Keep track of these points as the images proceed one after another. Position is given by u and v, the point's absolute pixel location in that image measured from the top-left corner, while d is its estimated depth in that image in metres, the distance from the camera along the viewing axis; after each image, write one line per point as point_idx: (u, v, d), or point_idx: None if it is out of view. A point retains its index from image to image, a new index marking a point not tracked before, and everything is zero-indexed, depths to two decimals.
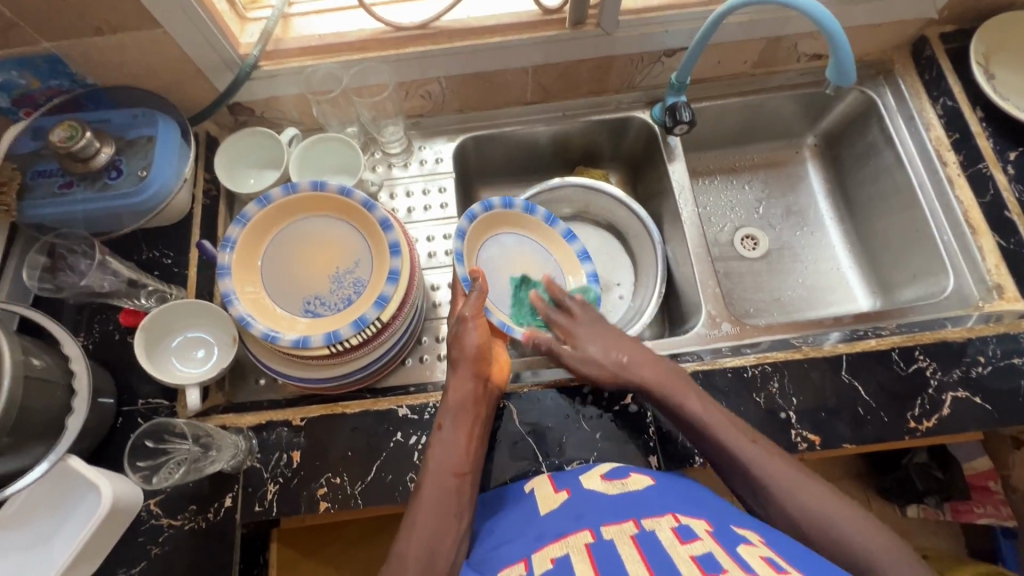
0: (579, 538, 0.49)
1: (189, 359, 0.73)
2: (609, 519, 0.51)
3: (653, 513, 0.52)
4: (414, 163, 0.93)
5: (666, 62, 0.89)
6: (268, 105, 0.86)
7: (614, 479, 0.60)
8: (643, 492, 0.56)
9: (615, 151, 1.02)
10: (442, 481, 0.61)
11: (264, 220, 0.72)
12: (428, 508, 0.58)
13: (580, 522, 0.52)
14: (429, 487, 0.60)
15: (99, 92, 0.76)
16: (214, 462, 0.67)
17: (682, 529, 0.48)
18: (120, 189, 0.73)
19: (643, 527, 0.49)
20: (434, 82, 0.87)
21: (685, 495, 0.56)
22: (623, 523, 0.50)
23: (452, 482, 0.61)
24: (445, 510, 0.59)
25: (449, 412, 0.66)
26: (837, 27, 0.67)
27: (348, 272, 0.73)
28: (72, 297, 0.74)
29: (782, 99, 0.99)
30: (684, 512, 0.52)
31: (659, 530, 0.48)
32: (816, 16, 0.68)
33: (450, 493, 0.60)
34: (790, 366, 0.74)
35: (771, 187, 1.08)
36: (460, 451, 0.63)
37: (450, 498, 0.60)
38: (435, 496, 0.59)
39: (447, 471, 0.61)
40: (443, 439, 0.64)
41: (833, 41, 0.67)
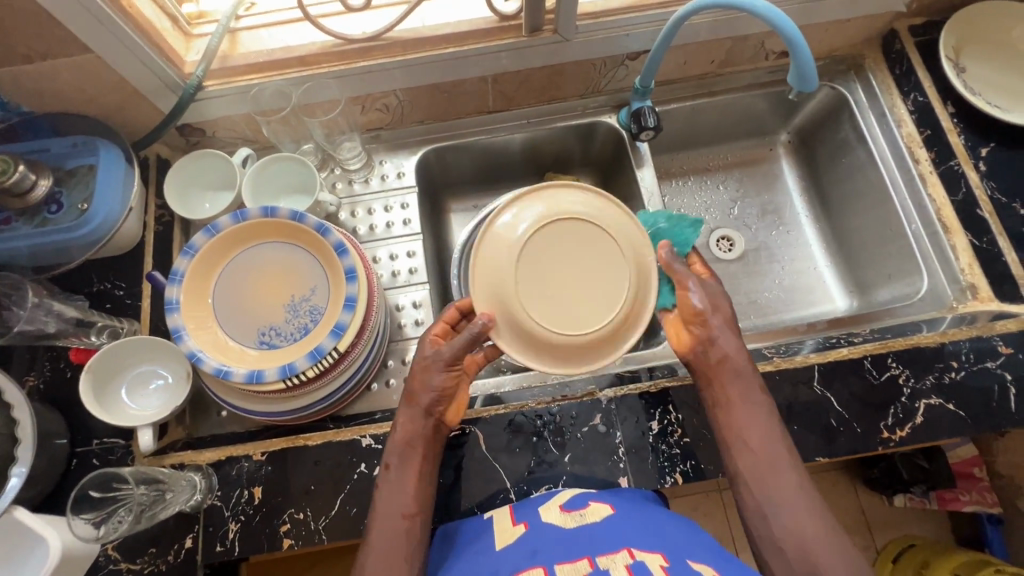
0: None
1: (144, 396, 0.71)
2: (564, 557, 0.50)
3: (609, 548, 0.50)
4: (376, 178, 0.90)
5: (630, 65, 0.87)
6: (219, 125, 0.83)
7: (572, 510, 0.58)
8: (600, 524, 0.55)
9: (584, 156, 1.00)
10: (390, 525, 0.58)
11: (213, 250, 0.69)
12: (377, 554, 0.57)
13: (534, 559, 0.51)
14: (378, 531, 0.58)
15: (36, 120, 0.73)
16: (167, 508, 0.65)
17: (637, 566, 0.47)
18: (61, 223, 0.70)
19: (598, 567, 0.47)
20: (390, 95, 0.84)
21: (643, 526, 0.55)
22: (577, 561, 0.49)
23: (403, 525, 0.59)
24: (395, 558, 0.57)
25: (398, 452, 0.63)
26: (796, 31, 0.65)
27: (304, 300, 0.71)
28: (13, 341, 0.71)
29: (753, 98, 0.96)
30: (640, 546, 0.51)
31: (613, 569, 0.47)
32: (774, 20, 0.66)
33: (398, 540, 0.58)
34: (762, 378, 0.72)
35: (745, 186, 1.06)
36: (410, 493, 0.61)
37: (399, 544, 0.57)
38: (384, 541, 0.58)
39: (398, 514, 0.59)
40: (390, 482, 0.61)
41: (792, 46, 0.65)
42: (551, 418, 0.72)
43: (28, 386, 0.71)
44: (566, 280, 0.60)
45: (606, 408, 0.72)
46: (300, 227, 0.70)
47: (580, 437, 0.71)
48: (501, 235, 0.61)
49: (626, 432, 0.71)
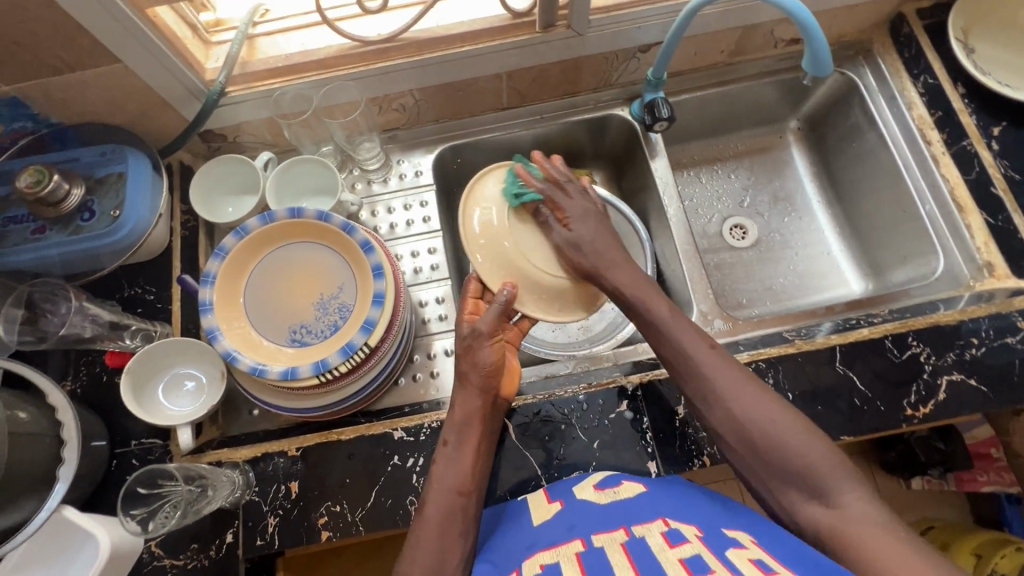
0: (570, 546, 0.50)
1: (179, 396, 0.73)
2: (601, 528, 0.52)
3: (644, 519, 0.52)
4: (393, 178, 0.92)
5: (642, 57, 0.88)
6: (240, 130, 0.84)
7: (605, 488, 0.60)
8: (635, 499, 0.56)
9: (597, 148, 1.01)
10: (447, 498, 0.60)
11: (243, 252, 0.71)
12: (433, 526, 0.57)
13: (571, 532, 0.52)
14: (434, 504, 0.59)
15: (65, 130, 0.75)
16: (212, 501, 0.67)
17: (672, 533, 0.49)
18: (93, 230, 0.72)
19: (634, 535, 0.49)
20: (407, 95, 0.85)
21: (678, 501, 0.57)
22: (614, 531, 0.50)
23: (458, 500, 0.60)
24: (451, 529, 0.58)
25: (453, 426, 0.65)
26: (811, 17, 0.66)
27: (332, 298, 0.73)
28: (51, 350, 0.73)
29: (762, 86, 0.97)
30: (674, 517, 0.53)
31: (649, 536, 0.48)
32: (789, 7, 0.67)
33: (456, 510, 0.59)
34: (785, 361, 0.74)
35: (756, 173, 1.07)
36: (468, 470, 0.63)
37: (455, 516, 0.59)
38: (440, 514, 0.59)
39: (454, 489, 0.61)
40: (447, 456, 0.63)
41: (807, 32, 0.66)
42: (578, 406, 0.73)
43: (66, 391, 0.73)
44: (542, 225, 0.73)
45: (632, 394, 0.73)
46: (325, 225, 0.71)
47: (607, 424, 0.72)
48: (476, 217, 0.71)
49: (652, 418, 0.72)
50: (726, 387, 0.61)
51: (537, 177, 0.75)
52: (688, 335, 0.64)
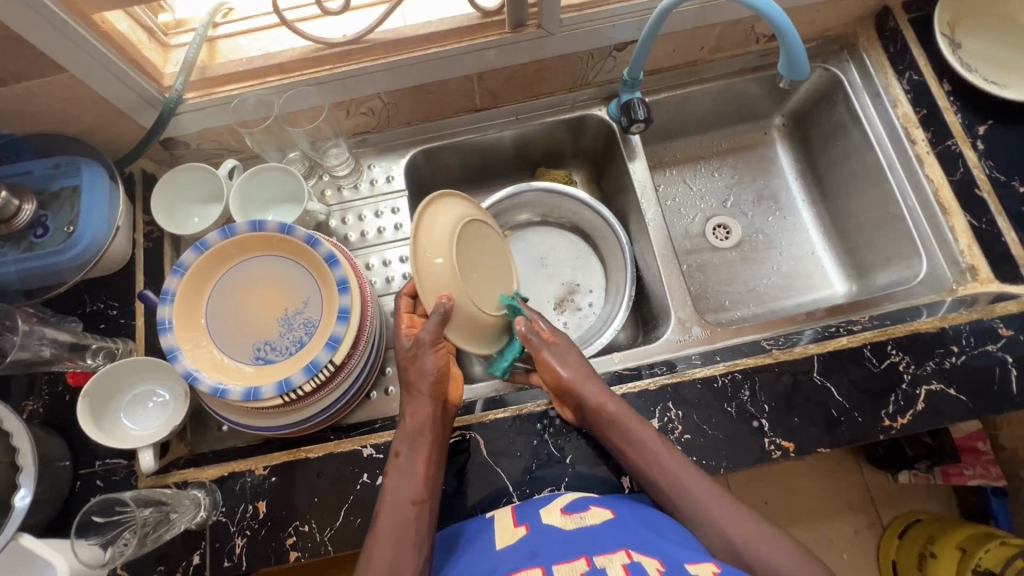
0: (529, 574, 0.49)
1: (143, 414, 0.72)
2: (562, 557, 0.50)
3: (607, 549, 0.51)
4: (364, 183, 0.89)
5: (618, 55, 0.85)
6: (203, 137, 0.81)
7: (572, 513, 0.59)
8: (600, 527, 0.55)
9: (576, 149, 0.99)
10: (400, 510, 0.60)
11: (203, 267, 0.69)
12: (385, 541, 0.57)
13: (534, 559, 0.51)
14: (386, 517, 0.59)
15: (17, 142, 0.72)
16: (173, 527, 0.65)
17: (633, 567, 0.47)
18: (47, 247, 0.70)
19: (595, 566, 0.48)
20: (375, 98, 0.82)
21: (645, 530, 0.56)
22: (575, 560, 0.49)
23: (410, 511, 0.60)
24: (404, 544, 0.57)
25: (403, 435, 0.65)
26: (787, 18, 0.63)
27: (298, 313, 0.71)
28: (10, 370, 0.71)
29: (744, 83, 0.95)
30: (637, 549, 0.51)
31: (610, 568, 0.47)
32: (763, 8, 0.64)
33: (408, 523, 0.59)
34: (762, 371, 0.72)
35: (740, 172, 1.05)
36: (420, 478, 0.62)
37: (408, 529, 0.58)
38: (392, 526, 0.59)
39: (405, 500, 0.60)
40: (400, 467, 0.63)
41: (782, 34, 0.63)
42: (551, 420, 0.72)
43: (27, 411, 0.71)
44: (481, 266, 0.70)
45: None
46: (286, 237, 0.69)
47: (581, 439, 0.71)
48: (429, 242, 0.64)
49: None
50: (680, 473, 0.62)
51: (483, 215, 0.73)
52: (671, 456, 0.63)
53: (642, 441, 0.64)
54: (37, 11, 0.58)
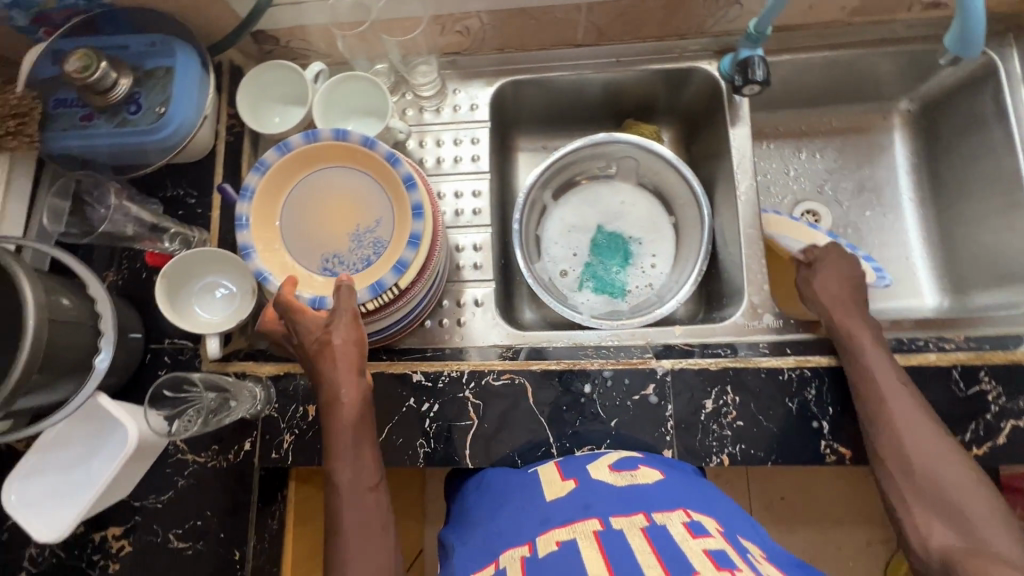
0: (587, 525, 0.51)
1: (212, 304, 0.74)
2: (619, 510, 0.52)
3: (664, 506, 0.53)
4: (447, 108, 0.85)
5: (746, 4, 0.75)
6: (293, 34, 0.79)
7: (622, 470, 0.59)
8: (652, 486, 0.56)
9: (672, 103, 0.92)
10: (359, 499, 0.60)
11: (283, 168, 0.69)
12: (358, 531, 0.58)
13: (588, 511, 0.53)
14: (349, 510, 0.59)
15: (117, 14, 0.71)
16: (232, 414, 0.69)
17: (694, 526, 0.50)
18: (138, 125, 0.70)
19: (654, 521, 0.50)
20: (474, 17, 0.77)
21: (696, 493, 0.57)
22: (634, 515, 0.51)
23: (370, 497, 0.60)
24: (373, 529, 0.59)
25: (338, 425, 0.62)
26: None
27: (367, 231, 0.70)
28: (95, 241, 0.74)
29: (879, 57, 0.84)
30: (693, 509, 0.54)
31: (670, 525, 0.50)
32: None
33: (375, 508, 0.60)
34: (833, 374, 0.68)
35: (845, 156, 0.96)
36: (370, 464, 0.62)
37: (373, 515, 0.60)
38: (357, 520, 0.59)
39: (363, 489, 0.60)
40: (348, 458, 0.61)
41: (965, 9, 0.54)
42: (603, 382, 0.70)
43: (109, 281, 0.75)
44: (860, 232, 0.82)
45: (660, 379, 0.69)
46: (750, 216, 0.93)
47: (629, 405, 0.69)
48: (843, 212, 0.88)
49: (677, 407, 0.68)
50: (927, 463, 0.58)
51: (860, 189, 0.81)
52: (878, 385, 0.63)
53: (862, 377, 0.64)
54: None
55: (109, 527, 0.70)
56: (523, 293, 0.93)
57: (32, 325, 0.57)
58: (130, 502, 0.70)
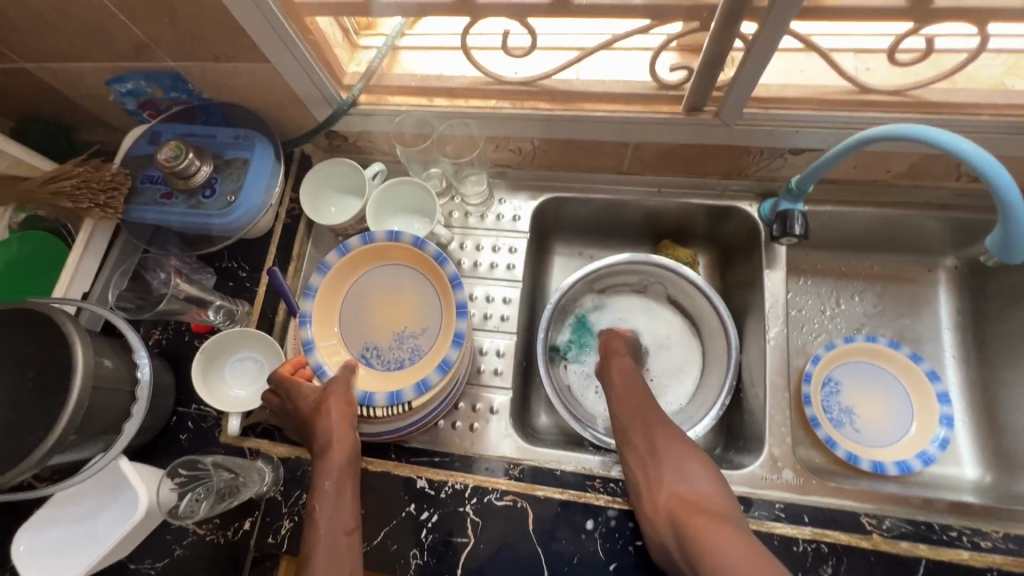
0: None
1: (240, 379, 0.78)
2: None
3: None
4: (490, 216, 0.90)
5: (790, 158, 0.78)
6: (362, 136, 0.86)
7: None
8: None
9: (710, 232, 0.94)
10: (331, 541, 0.57)
11: (360, 255, 0.74)
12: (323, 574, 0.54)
13: None
14: (320, 552, 0.56)
15: (212, 107, 0.81)
16: (241, 497, 0.69)
17: None
18: (208, 209, 0.77)
19: None
20: (527, 141, 0.83)
21: None
22: None
23: (342, 542, 0.58)
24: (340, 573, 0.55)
25: (322, 468, 0.61)
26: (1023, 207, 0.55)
27: (412, 335, 0.74)
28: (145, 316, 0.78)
29: (923, 217, 0.84)
30: None
31: None
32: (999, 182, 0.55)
33: (345, 552, 0.57)
34: (852, 553, 0.64)
35: (884, 303, 0.94)
36: (349, 507, 0.60)
37: (344, 558, 0.56)
38: (327, 562, 0.55)
39: (338, 531, 0.58)
40: (328, 497, 0.60)
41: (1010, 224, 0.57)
42: (607, 519, 0.68)
43: (153, 339, 0.81)
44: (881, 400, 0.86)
45: None
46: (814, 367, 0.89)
47: (630, 550, 0.67)
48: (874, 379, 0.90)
49: None
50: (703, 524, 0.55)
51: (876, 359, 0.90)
52: (668, 457, 0.65)
53: (653, 454, 0.66)
54: (267, 17, 0.62)
55: None
56: (540, 399, 0.93)
57: (79, 382, 0.61)
58: (125, 564, 0.71)
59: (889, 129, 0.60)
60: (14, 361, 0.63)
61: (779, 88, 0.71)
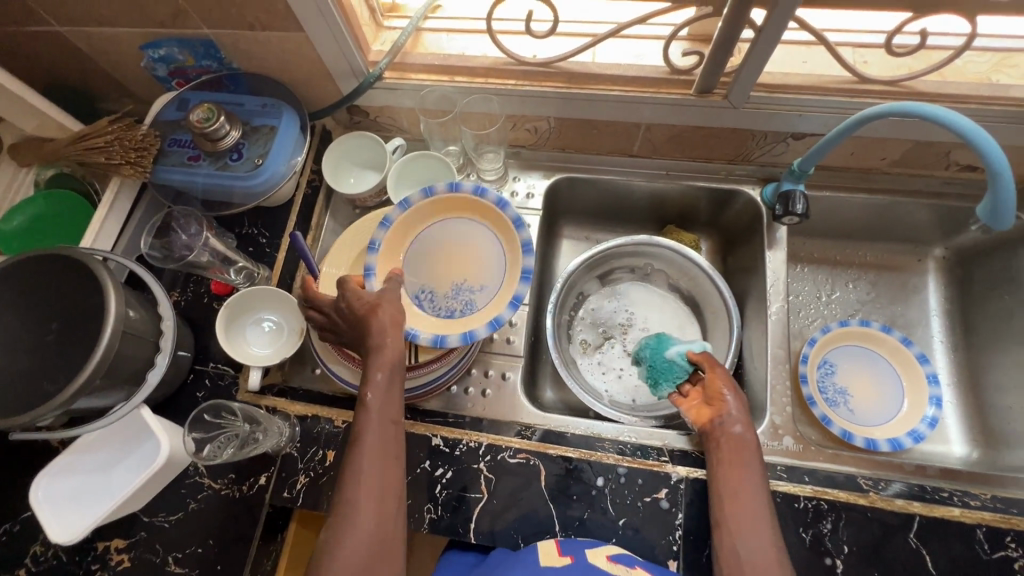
0: None
1: (258, 337, 0.80)
2: None
3: None
4: (505, 193, 0.95)
5: (792, 143, 0.83)
6: (384, 112, 0.90)
7: (619, 563, 0.59)
8: None
9: (713, 218, 0.98)
10: (382, 428, 0.61)
11: (443, 201, 0.77)
12: (371, 459, 0.59)
13: None
14: (371, 435, 0.60)
15: (240, 77, 0.83)
16: (258, 447, 0.71)
17: None
18: (236, 171, 0.79)
19: None
20: (543, 120, 0.87)
21: None
22: None
23: (391, 429, 0.62)
24: (387, 458, 0.60)
25: (375, 359, 0.63)
26: (1008, 167, 0.58)
27: (469, 290, 0.76)
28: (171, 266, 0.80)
29: (914, 205, 0.89)
30: None
31: None
32: (985, 150, 0.59)
33: (390, 441, 0.61)
34: (850, 510, 0.67)
35: (877, 291, 0.98)
36: (397, 396, 0.63)
37: (390, 445, 0.61)
38: (378, 442, 0.60)
39: (387, 418, 0.61)
40: (380, 389, 0.62)
41: (995, 180, 0.59)
42: (616, 477, 0.71)
43: (172, 300, 0.82)
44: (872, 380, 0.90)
45: (674, 485, 0.70)
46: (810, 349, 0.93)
47: (639, 506, 0.69)
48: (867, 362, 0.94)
49: (688, 517, 0.68)
50: None
51: (867, 341, 0.94)
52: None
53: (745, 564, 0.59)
54: None
55: (112, 538, 0.71)
56: (547, 373, 0.95)
57: (107, 337, 0.62)
58: (138, 516, 0.72)
59: (895, 105, 0.65)
60: (44, 306, 0.64)
61: (784, 75, 0.76)
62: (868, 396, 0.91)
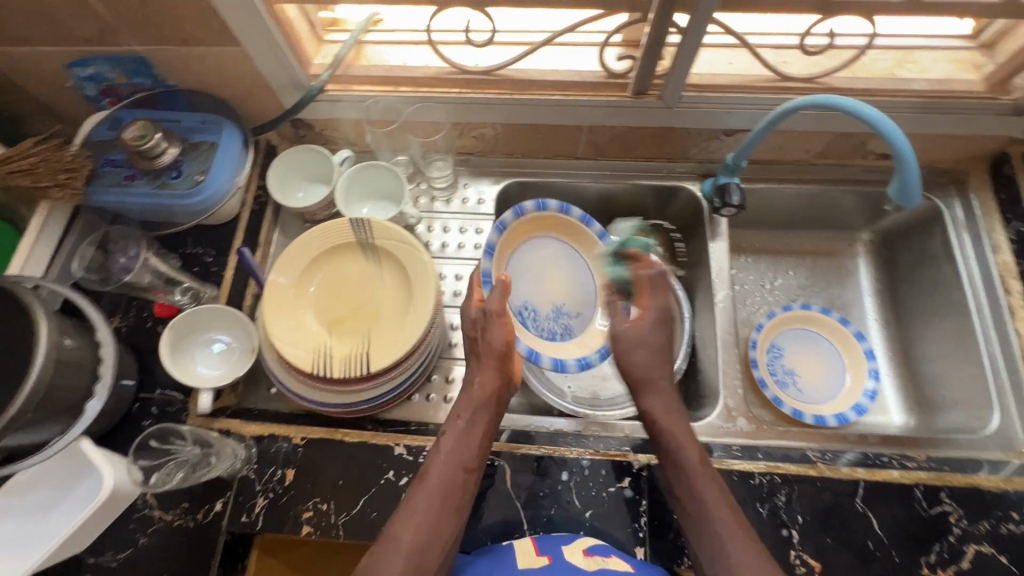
0: None
1: (207, 358, 0.77)
2: None
3: None
4: (457, 200, 0.95)
5: (725, 139, 0.88)
6: (329, 124, 0.89)
7: (594, 555, 0.60)
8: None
9: (659, 216, 1.02)
10: (451, 472, 0.61)
11: (565, 225, 0.92)
12: (430, 497, 0.59)
13: None
14: (436, 474, 0.61)
15: (176, 94, 0.82)
16: (212, 471, 0.69)
17: None
18: (176, 189, 0.77)
19: None
20: (489, 127, 0.88)
21: None
22: None
23: (460, 475, 0.61)
24: (448, 501, 0.60)
25: (462, 401, 0.67)
26: (910, 151, 0.64)
27: (567, 314, 0.91)
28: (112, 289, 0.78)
29: (839, 192, 0.96)
30: None
31: None
32: (890, 136, 0.64)
33: (455, 485, 0.61)
34: (802, 482, 0.70)
35: (815, 275, 1.04)
36: (474, 445, 0.64)
37: (454, 490, 0.60)
38: (442, 485, 0.60)
39: (459, 465, 0.62)
40: (458, 432, 0.64)
41: (901, 161, 0.65)
42: (580, 470, 0.72)
43: (113, 326, 0.79)
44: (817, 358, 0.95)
45: (636, 473, 0.71)
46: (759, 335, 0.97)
47: (604, 497, 0.70)
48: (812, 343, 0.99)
49: (652, 502, 0.70)
50: None
51: (810, 322, 0.99)
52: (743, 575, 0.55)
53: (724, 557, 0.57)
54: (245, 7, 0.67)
55: None
56: None
57: (39, 363, 0.59)
58: (83, 557, 0.68)
59: (811, 99, 0.70)
60: None
61: (712, 76, 0.81)
62: (815, 375, 0.96)
